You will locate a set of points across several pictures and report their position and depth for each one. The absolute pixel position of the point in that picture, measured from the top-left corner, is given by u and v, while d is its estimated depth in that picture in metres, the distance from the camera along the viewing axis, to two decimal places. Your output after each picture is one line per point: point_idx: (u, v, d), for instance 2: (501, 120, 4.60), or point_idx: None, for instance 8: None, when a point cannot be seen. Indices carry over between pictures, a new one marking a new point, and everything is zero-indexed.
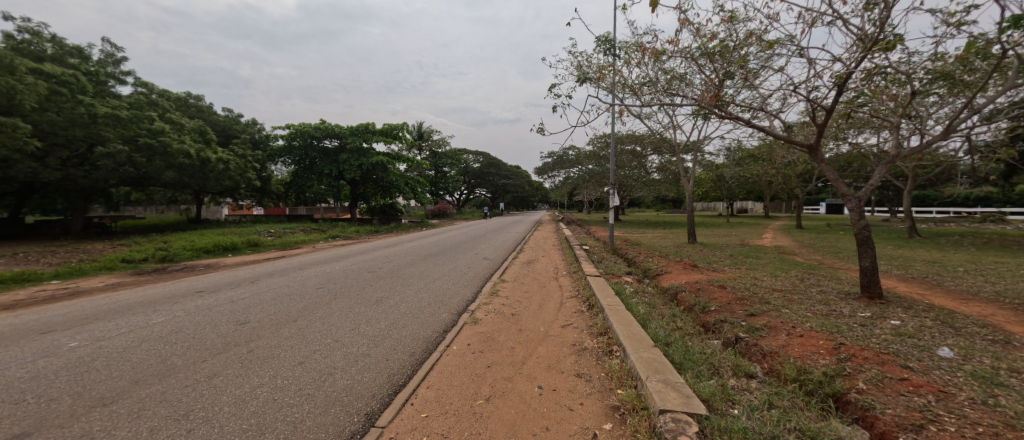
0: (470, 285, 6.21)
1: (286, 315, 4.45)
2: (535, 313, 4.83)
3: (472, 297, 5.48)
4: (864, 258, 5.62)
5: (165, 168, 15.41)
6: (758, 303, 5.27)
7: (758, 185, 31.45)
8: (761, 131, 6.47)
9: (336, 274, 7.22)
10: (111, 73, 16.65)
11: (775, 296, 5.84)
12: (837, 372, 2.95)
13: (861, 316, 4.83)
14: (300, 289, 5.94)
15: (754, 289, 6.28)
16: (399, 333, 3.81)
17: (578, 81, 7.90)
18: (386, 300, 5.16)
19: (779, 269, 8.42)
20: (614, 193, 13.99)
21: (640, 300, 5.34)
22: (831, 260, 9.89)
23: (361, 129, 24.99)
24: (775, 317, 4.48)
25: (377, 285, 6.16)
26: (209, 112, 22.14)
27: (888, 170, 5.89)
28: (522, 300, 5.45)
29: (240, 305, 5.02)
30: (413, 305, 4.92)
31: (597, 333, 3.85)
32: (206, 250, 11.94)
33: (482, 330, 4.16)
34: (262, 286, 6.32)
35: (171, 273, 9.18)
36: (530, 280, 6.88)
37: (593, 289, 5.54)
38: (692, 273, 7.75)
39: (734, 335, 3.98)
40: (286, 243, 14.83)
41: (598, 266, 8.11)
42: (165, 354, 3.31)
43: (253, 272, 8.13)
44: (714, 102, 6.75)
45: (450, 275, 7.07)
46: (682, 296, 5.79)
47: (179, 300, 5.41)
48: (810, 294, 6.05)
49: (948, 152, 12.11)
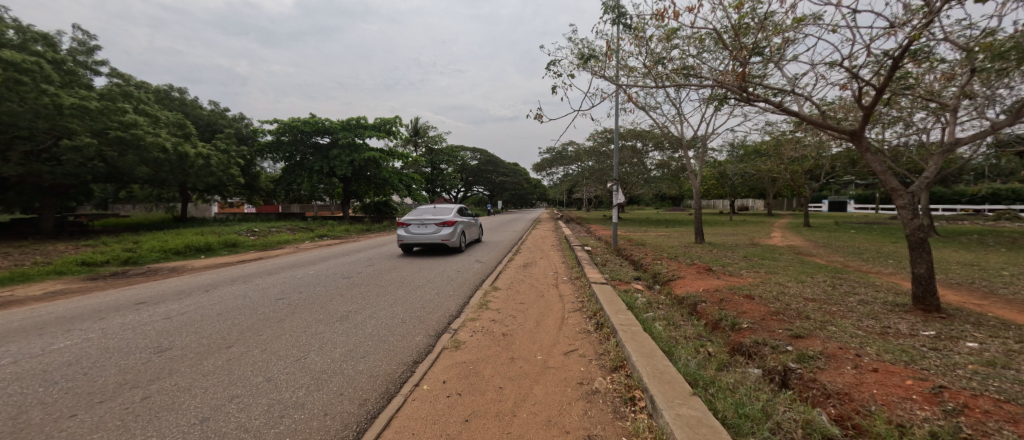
0: (456, 295, 5.34)
1: (221, 338, 3.60)
2: (532, 332, 3.99)
3: (457, 312, 4.61)
4: (919, 264, 4.81)
5: (138, 164, 14.46)
6: (797, 318, 4.44)
7: (763, 182, 30.58)
8: (793, 116, 5.61)
9: (305, 281, 6.33)
10: (82, 62, 15.77)
11: (813, 309, 4.97)
12: (952, 433, 2.10)
13: (926, 336, 3.98)
14: (256, 301, 5.07)
15: (786, 299, 5.45)
16: (354, 367, 2.94)
17: (581, 61, 7.05)
18: (353, 316, 4.31)
19: (803, 273, 7.60)
20: (618, 189, 13.06)
21: (656, 315, 4.50)
22: (856, 262, 9.06)
23: (353, 123, 24.11)
24: (827, 340, 3.63)
25: (348, 296, 5.29)
26: (193, 105, 21.22)
27: (944, 161, 5.04)
28: (516, 315, 4.58)
29: (175, 322, 4.16)
30: (382, 323, 4.05)
31: (610, 366, 3.00)
32: (176, 251, 11.05)
33: (465, 358, 3.30)
34: (216, 295, 5.45)
35: (130, 277, 8.29)
36: (526, 288, 6.02)
37: (601, 301, 4.67)
38: (708, 279, 6.91)
39: (782, 365, 3.15)
40: (267, 242, 13.98)
41: (602, 271, 7.26)
42: (30, 402, 2.47)
43: (215, 278, 7.23)
44: (738, 83, 5.87)
45: (435, 282, 6.21)
46: (704, 308, 4.95)
47: (106, 316, 4.53)
48: (852, 306, 5.18)
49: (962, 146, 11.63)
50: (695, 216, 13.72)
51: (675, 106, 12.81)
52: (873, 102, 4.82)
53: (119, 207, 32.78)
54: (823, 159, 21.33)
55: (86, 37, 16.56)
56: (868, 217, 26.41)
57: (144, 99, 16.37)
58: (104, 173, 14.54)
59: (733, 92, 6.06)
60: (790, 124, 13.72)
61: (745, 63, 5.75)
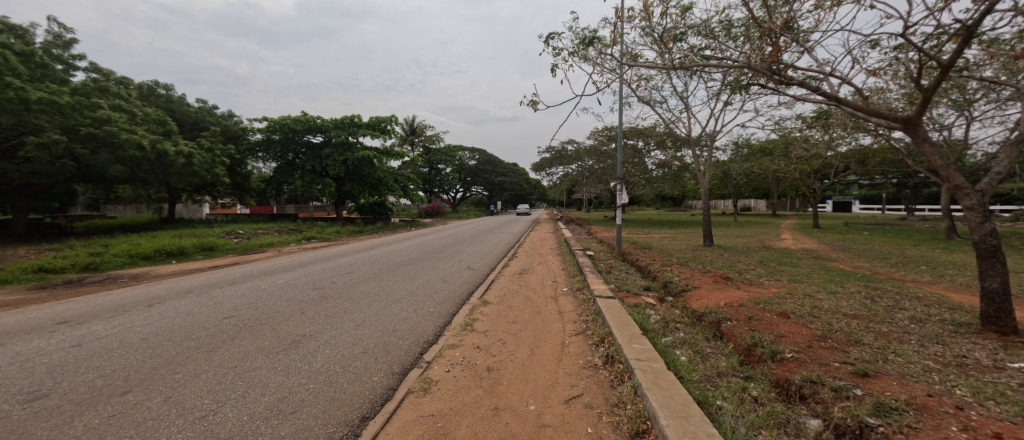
0: (437, 313, 4.54)
1: (120, 381, 2.79)
2: (526, 365, 3.18)
3: (434, 336, 3.79)
4: (990, 278, 4.06)
5: (113, 162, 13.64)
6: (850, 345, 3.65)
7: (768, 182, 29.78)
8: (833, 100, 4.79)
9: (269, 294, 5.52)
10: (57, 55, 14.95)
11: (861, 330, 4.19)
12: None
13: (1020, 370, 3.19)
14: (198, 321, 4.25)
15: (826, 316, 4.65)
16: (273, 433, 2.13)
17: (585, 41, 6.22)
18: (302, 344, 3.46)
19: (832, 283, 6.79)
20: (621, 187, 12.08)
21: (676, 340, 3.73)
22: (885, 268, 8.28)
23: (346, 122, 23.31)
24: (902, 380, 2.84)
25: (311, 313, 4.50)
26: (179, 102, 20.40)
27: (1020, 153, 4.22)
28: (506, 340, 3.76)
29: (80, 354, 3.34)
30: (338, 354, 3.23)
31: (627, 431, 2.19)
32: (145, 255, 10.23)
33: (434, 410, 2.48)
34: (157, 312, 4.65)
35: (84, 285, 7.51)
36: (521, 302, 5.18)
37: (610, 322, 3.85)
38: (728, 290, 6.09)
39: (856, 420, 2.35)
40: (248, 245, 13.15)
41: (607, 280, 6.49)
42: None
43: (170, 288, 6.41)
44: (768, 63, 5.06)
45: (416, 294, 5.43)
46: (731, 329, 4.16)
47: (8, 341, 3.73)
48: (905, 325, 4.40)
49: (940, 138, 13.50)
50: (703, 217, 12.62)
51: (682, 101, 12.00)
52: (936, 83, 4.02)
53: (111, 207, 31.99)
54: (833, 158, 20.46)
55: (63, 30, 15.74)
56: (875, 218, 25.62)
57: (122, 94, 15.59)
58: (78, 173, 13.79)
59: (760, 74, 5.22)
60: (804, 119, 12.83)
61: (777, 39, 4.94)
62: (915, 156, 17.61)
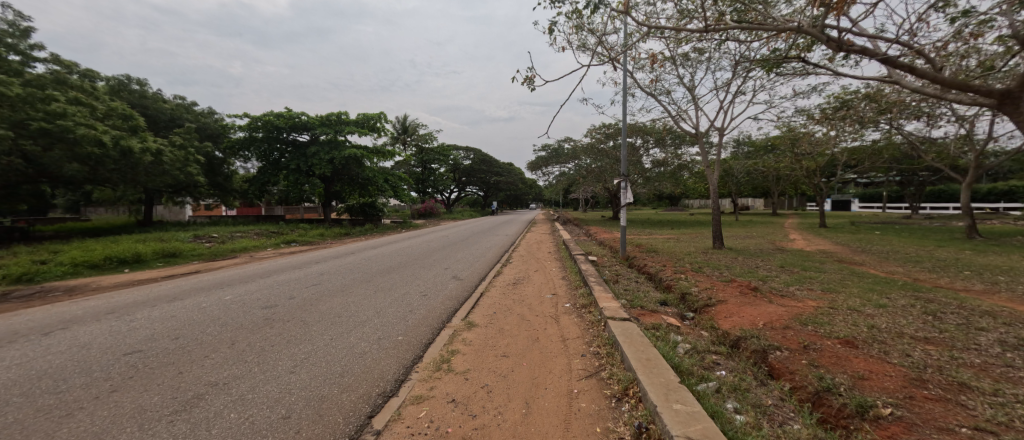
0: (407, 346, 3.50)
1: None
2: (518, 436, 2.18)
3: (394, 385, 2.78)
4: None
5: (69, 160, 12.47)
6: (960, 392, 2.70)
7: (769, 181, 28.99)
8: (903, 70, 3.83)
9: (205, 316, 4.48)
10: (12, 45, 13.71)
11: (957, 366, 3.21)
12: None
13: None
14: (86, 362, 3.18)
15: (896, 343, 3.70)
16: None
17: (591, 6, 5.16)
18: (203, 403, 2.44)
19: (874, 293, 5.84)
20: (625, 186, 11.07)
21: (723, 386, 2.74)
22: (923, 273, 7.38)
23: (333, 119, 22.13)
24: None
25: (242, 347, 3.45)
26: (153, 98, 19.18)
27: None
28: (495, 389, 2.75)
29: None
30: (242, 424, 2.20)
31: None
32: (94, 264, 9.12)
33: None
34: (44, 347, 3.58)
35: (4, 301, 6.41)
36: (514, 324, 4.19)
37: (634, 362, 2.85)
38: (760, 304, 5.12)
39: None
40: (219, 250, 12.05)
41: (616, 292, 5.51)
42: None
43: (92, 307, 5.29)
44: (819, 27, 4.08)
45: (386, 316, 4.40)
46: (785, 363, 3.22)
47: None
48: (1006, 357, 3.44)
49: (959, 132, 12.67)
50: (713, 216, 11.62)
51: (690, 90, 11.10)
52: None
53: (92, 210, 30.80)
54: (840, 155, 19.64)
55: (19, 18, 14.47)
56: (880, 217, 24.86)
57: (84, 87, 14.39)
58: (31, 173, 12.63)
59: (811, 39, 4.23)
60: (818, 112, 11.92)
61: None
62: (929, 151, 16.73)
